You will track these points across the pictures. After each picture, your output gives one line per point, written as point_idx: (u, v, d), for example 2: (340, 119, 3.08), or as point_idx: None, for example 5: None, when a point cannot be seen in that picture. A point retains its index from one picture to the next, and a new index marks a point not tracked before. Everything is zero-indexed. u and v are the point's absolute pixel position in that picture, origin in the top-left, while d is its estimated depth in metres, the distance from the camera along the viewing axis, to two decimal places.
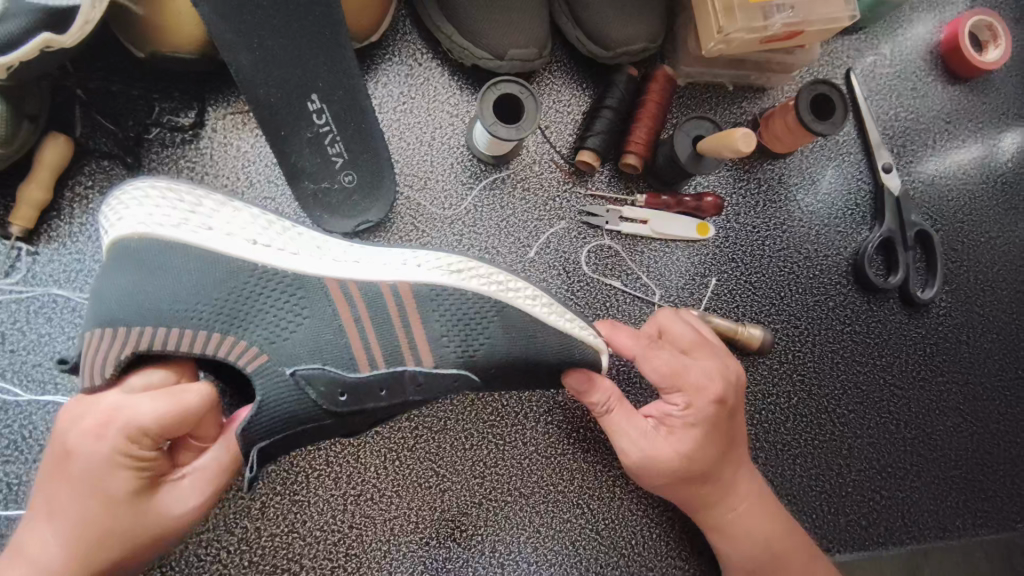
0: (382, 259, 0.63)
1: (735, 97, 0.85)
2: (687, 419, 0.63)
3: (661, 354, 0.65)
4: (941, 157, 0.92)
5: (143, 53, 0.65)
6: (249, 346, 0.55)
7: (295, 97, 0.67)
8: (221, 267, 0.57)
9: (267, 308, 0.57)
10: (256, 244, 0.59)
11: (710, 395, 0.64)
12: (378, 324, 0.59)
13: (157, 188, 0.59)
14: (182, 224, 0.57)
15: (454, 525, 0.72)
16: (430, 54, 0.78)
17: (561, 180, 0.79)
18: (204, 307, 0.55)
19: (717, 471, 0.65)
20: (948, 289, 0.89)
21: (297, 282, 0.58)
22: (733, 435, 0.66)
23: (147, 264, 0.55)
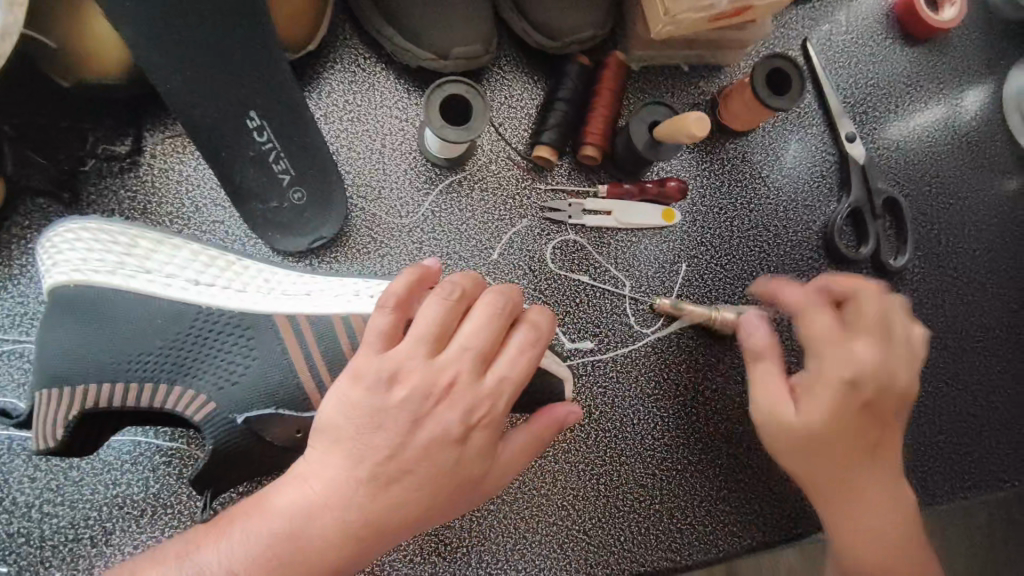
0: (334, 292, 0.61)
1: (691, 78, 0.84)
2: (817, 387, 0.53)
3: (816, 316, 0.55)
4: (904, 121, 0.91)
5: (68, 83, 0.63)
6: (195, 396, 0.55)
7: (233, 115, 0.64)
8: (165, 315, 0.57)
9: (215, 355, 0.57)
10: (198, 284, 0.59)
11: (866, 370, 0.52)
12: (332, 362, 0.58)
13: (89, 227, 0.58)
14: (118, 270, 0.57)
15: (439, 539, 0.71)
16: (373, 58, 0.75)
17: (519, 177, 0.77)
18: (149, 358, 0.55)
19: (843, 465, 0.53)
20: (920, 255, 0.88)
21: (244, 322, 0.58)
22: (869, 436, 0.54)
23: (90, 316, 0.56)
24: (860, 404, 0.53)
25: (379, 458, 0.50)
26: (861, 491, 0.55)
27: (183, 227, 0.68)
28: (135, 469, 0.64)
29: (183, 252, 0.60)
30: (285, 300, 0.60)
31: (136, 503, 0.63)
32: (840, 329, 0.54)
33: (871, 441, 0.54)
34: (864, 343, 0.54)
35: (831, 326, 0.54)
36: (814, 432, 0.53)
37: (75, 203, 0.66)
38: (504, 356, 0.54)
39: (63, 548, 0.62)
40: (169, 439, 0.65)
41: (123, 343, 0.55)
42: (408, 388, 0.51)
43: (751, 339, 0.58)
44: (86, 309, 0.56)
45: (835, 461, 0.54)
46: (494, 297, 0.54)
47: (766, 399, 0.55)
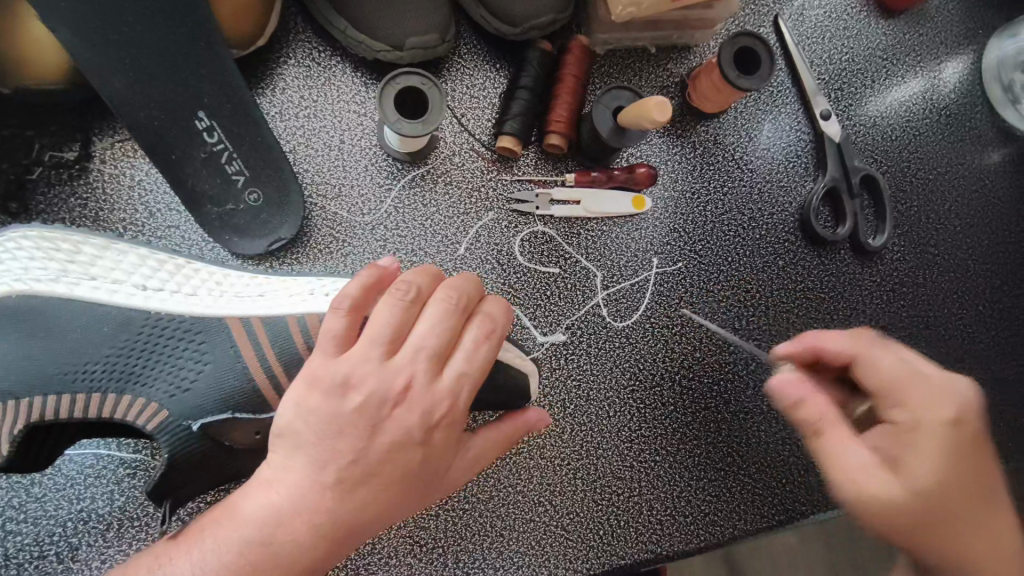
0: (289, 292, 0.59)
1: (660, 60, 0.81)
2: (919, 442, 0.53)
3: (881, 360, 0.56)
4: (881, 96, 0.89)
5: (7, 88, 0.61)
6: (145, 404, 0.54)
7: (181, 116, 0.62)
8: (113, 322, 0.56)
9: (166, 361, 0.55)
10: (147, 290, 0.58)
11: (950, 412, 0.54)
12: (289, 362, 0.56)
13: (30, 237, 0.56)
14: (61, 278, 0.56)
15: (413, 540, 0.70)
16: (328, 51, 0.73)
17: (484, 169, 0.75)
18: (97, 367, 0.54)
19: (964, 516, 0.53)
20: (899, 233, 0.87)
21: (195, 325, 0.57)
22: (972, 470, 0.54)
23: (35, 327, 0.54)
24: (962, 438, 0.54)
25: (342, 463, 0.49)
26: (983, 528, 0.53)
27: (137, 233, 0.66)
28: (98, 483, 0.63)
29: (129, 256, 0.58)
30: (238, 302, 0.59)
31: (101, 517, 0.62)
32: (905, 368, 0.56)
33: (980, 475, 0.54)
34: (938, 374, 0.56)
35: (908, 365, 0.56)
36: (924, 492, 0.52)
37: (23, 213, 0.64)
38: (461, 350, 0.51)
39: (30, 565, 0.61)
40: (131, 451, 0.64)
41: (69, 353, 0.54)
42: (366, 393, 0.49)
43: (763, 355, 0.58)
44: (30, 319, 0.55)
45: (961, 510, 0.53)
46: (447, 292, 0.51)
47: (858, 468, 0.52)
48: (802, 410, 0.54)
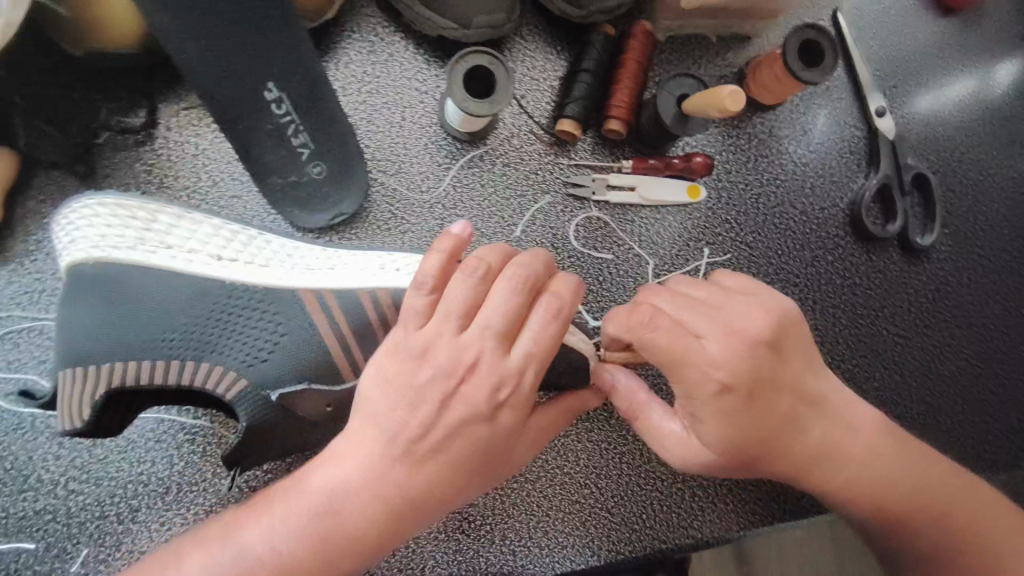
0: (359, 261, 0.60)
1: (719, 48, 0.81)
2: (700, 414, 0.50)
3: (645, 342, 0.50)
4: (935, 94, 0.88)
5: (80, 52, 0.61)
6: (225, 373, 0.54)
7: (250, 87, 0.62)
8: (190, 290, 0.56)
9: (241, 330, 0.56)
10: (220, 259, 0.58)
11: (714, 382, 0.48)
12: (360, 336, 0.58)
13: (102, 205, 0.57)
14: (137, 246, 0.56)
15: (462, 517, 0.70)
16: (392, 27, 0.72)
17: (542, 152, 0.75)
18: (177, 335, 0.55)
19: (779, 444, 0.52)
20: (946, 233, 0.87)
21: (268, 297, 0.57)
22: (785, 401, 0.51)
23: (112, 294, 0.55)
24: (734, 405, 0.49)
25: (411, 435, 0.49)
26: (815, 446, 0.53)
27: (200, 202, 0.66)
28: (158, 447, 0.64)
29: (203, 226, 0.59)
30: (308, 273, 0.59)
31: (161, 480, 0.63)
32: (665, 353, 0.49)
33: (790, 406, 0.51)
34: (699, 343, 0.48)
35: (654, 349, 0.49)
36: (722, 449, 0.51)
37: (92, 177, 0.65)
38: (528, 328, 0.50)
39: (91, 525, 0.62)
40: (191, 417, 0.64)
41: (148, 321, 0.55)
42: (437, 367, 0.49)
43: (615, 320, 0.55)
44: (107, 286, 0.55)
45: (768, 447, 0.52)
46: (516, 269, 0.50)
47: (668, 436, 0.54)
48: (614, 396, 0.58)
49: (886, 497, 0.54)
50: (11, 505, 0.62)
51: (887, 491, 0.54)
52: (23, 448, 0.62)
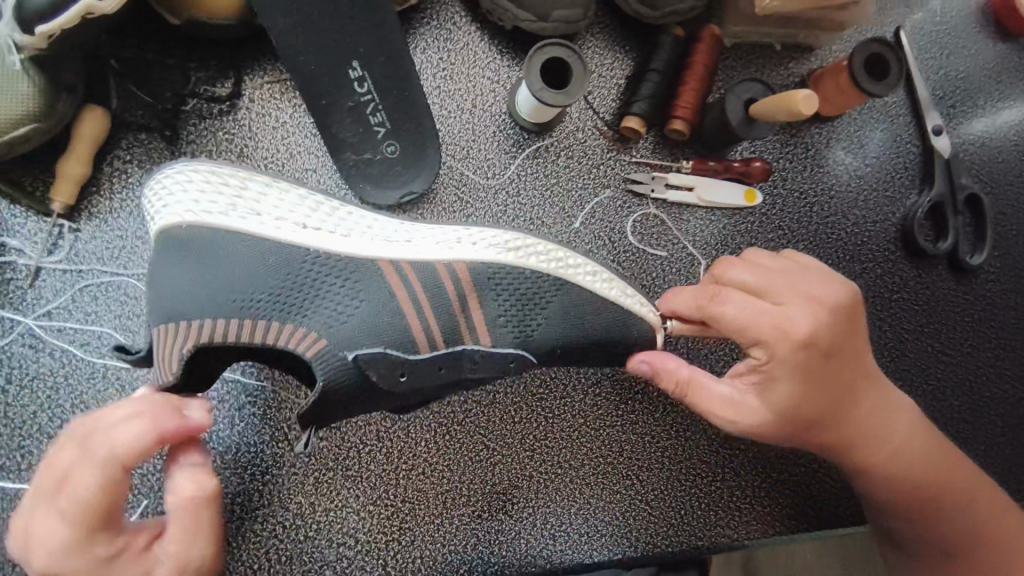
0: (434, 237, 0.64)
1: (783, 58, 0.82)
2: (776, 373, 0.56)
3: (728, 309, 0.57)
4: (991, 117, 0.89)
5: (178, 20, 0.62)
6: (307, 333, 0.56)
7: (337, 65, 0.64)
8: (280, 254, 0.59)
9: (326, 293, 0.58)
10: (306, 227, 0.61)
11: (796, 340, 0.55)
12: (436, 304, 0.61)
13: (201, 171, 0.60)
14: (229, 210, 0.59)
15: (505, 498, 0.71)
16: (469, 17, 0.75)
17: (605, 147, 0.77)
18: (264, 294, 0.56)
19: (832, 413, 0.59)
20: (996, 255, 0.87)
21: (351, 265, 0.60)
22: (847, 372, 0.59)
23: (205, 256, 0.57)
24: (814, 363, 0.56)
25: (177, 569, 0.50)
26: (865, 420, 0.61)
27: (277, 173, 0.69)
28: (223, 405, 0.68)
29: (291, 194, 0.62)
30: (387, 245, 0.63)
31: (222, 438, 0.67)
32: (753, 312, 0.56)
33: (854, 377, 0.59)
34: (784, 307, 0.56)
35: (746, 309, 0.56)
36: (784, 413, 0.57)
37: (176, 142, 0.67)
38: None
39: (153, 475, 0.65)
40: (254, 379, 0.68)
41: (240, 283, 0.56)
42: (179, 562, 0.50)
43: (684, 302, 0.61)
44: (203, 247, 0.57)
45: (827, 413, 0.58)
46: None
47: (725, 404, 0.59)
48: (657, 378, 0.62)
49: (918, 477, 0.62)
50: None
51: (916, 470, 0.62)
52: (94, 397, 0.64)
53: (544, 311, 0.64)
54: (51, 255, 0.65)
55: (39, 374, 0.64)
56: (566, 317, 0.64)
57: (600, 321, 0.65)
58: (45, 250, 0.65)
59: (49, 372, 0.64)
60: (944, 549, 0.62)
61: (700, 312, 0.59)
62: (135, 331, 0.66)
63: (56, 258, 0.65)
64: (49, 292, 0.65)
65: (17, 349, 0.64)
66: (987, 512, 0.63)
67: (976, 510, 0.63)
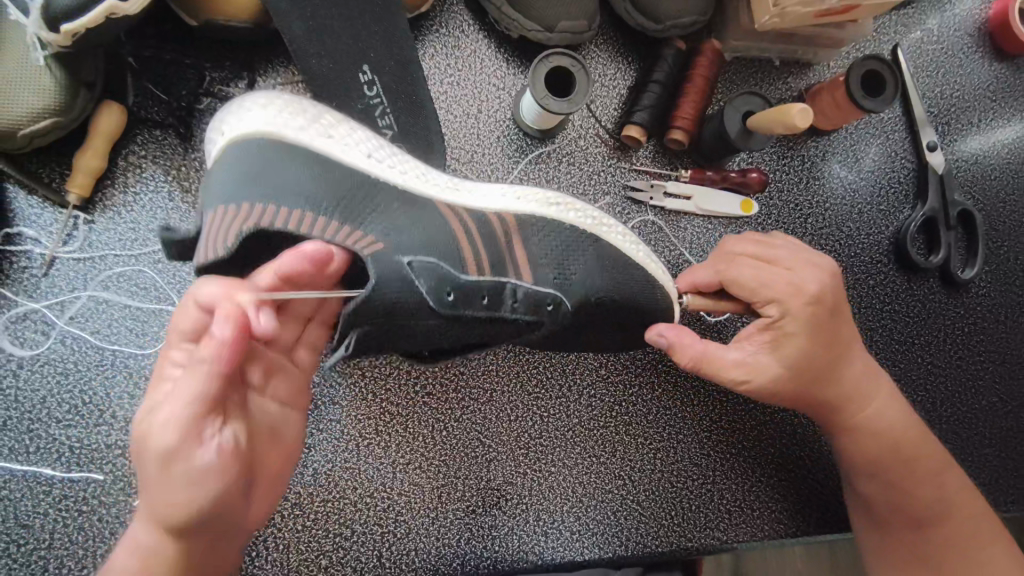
0: (487, 189, 0.65)
1: (782, 73, 0.84)
2: (789, 329, 0.60)
3: (744, 271, 0.62)
4: (985, 135, 0.91)
5: (196, 22, 0.65)
6: (365, 237, 0.52)
7: (348, 68, 0.66)
8: (344, 175, 0.56)
9: (382, 214, 0.56)
10: (370, 158, 0.59)
11: (808, 296, 0.60)
12: (486, 243, 0.61)
13: (278, 97, 0.58)
14: (304, 129, 0.57)
15: (500, 494, 0.73)
16: (477, 25, 0.77)
17: (606, 155, 0.79)
18: (326, 205, 0.53)
19: (829, 372, 0.63)
20: (987, 270, 0.89)
21: (408, 197, 0.59)
22: (844, 334, 0.64)
23: (263, 161, 0.54)
24: (821, 318, 0.60)
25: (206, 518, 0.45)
26: (855, 382, 0.66)
27: None
28: None
29: (360, 129, 0.60)
30: (439, 188, 0.62)
31: None
32: (765, 274, 0.61)
33: (849, 337, 0.64)
34: (792, 270, 0.61)
35: (758, 271, 0.61)
36: (793, 366, 0.61)
37: (189, 139, 0.69)
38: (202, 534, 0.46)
39: None
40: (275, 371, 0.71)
41: (300, 191, 0.53)
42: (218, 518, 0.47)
43: (703, 274, 0.66)
44: (265, 156, 0.54)
45: (829, 367, 0.63)
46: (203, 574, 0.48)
47: (736, 367, 0.61)
48: (677, 353, 0.62)
49: (903, 438, 0.67)
50: (85, 437, 0.65)
51: (896, 437, 0.67)
52: (102, 384, 0.66)
53: (580, 261, 0.65)
54: (65, 245, 0.67)
55: (49, 361, 0.66)
56: (598, 266, 0.65)
57: (632, 275, 0.66)
58: (60, 240, 0.67)
59: (59, 359, 0.66)
60: (912, 518, 0.67)
61: (719, 277, 0.64)
62: (145, 321, 0.68)
63: (70, 248, 0.67)
64: (61, 281, 0.67)
65: (29, 336, 0.65)
66: (950, 488, 0.67)
67: (944, 483, 0.67)
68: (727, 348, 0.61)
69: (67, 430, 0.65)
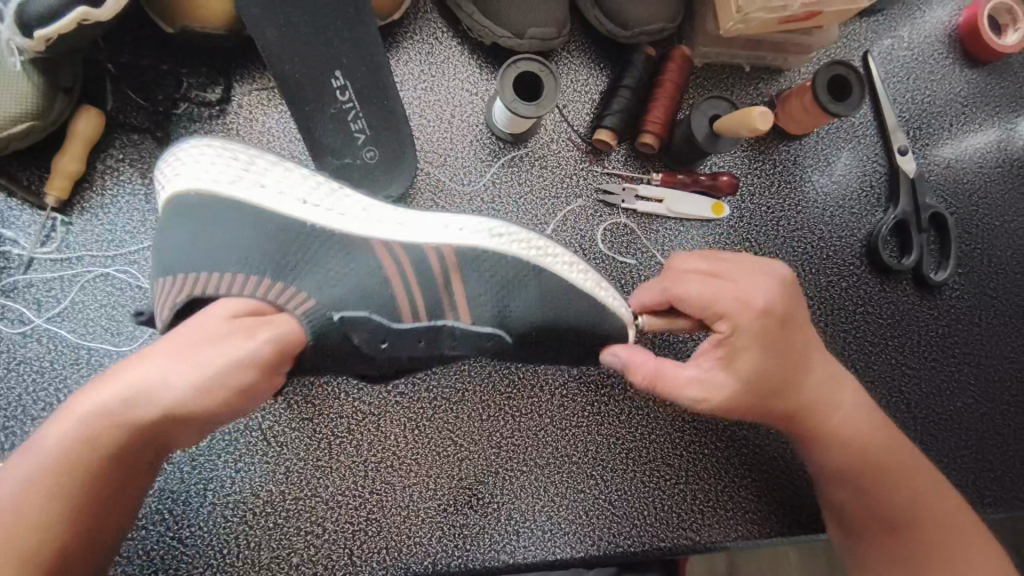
0: (427, 220, 0.66)
1: (753, 78, 0.86)
2: (742, 343, 0.60)
3: (693, 287, 0.62)
4: (957, 140, 0.92)
5: (173, 28, 0.67)
6: (298, 292, 0.56)
7: (320, 73, 0.68)
8: (275, 226, 0.59)
9: (313, 261, 0.59)
10: (305, 203, 0.62)
11: (756, 308, 0.60)
12: (421, 280, 0.62)
13: (209, 146, 0.62)
14: (236, 182, 0.61)
15: (471, 493, 0.74)
16: (450, 32, 0.79)
17: (578, 158, 0.81)
18: (253, 258, 0.57)
19: (789, 381, 0.63)
20: (961, 272, 0.90)
21: (342, 239, 0.61)
22: (800, 342, 0.63)
23: (199, 218, 0.58)
24: (772, 330, 0.60)
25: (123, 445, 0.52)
26: (816, 390, 0.65)
27: None
28: None
29: (294, 174, 0.63)
30: (379, 225, 0.64)
31: None
32: (713, 289, 0.61)
33: (806, 345, 0.64)
34: (739, 282, 0.61)
35: (706, 288, 0.61)
36: (749, 379, 0.61)
37: (167, 142, 0.71)
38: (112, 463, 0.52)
39: None
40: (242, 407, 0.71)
41: (232, 246, 0.57)
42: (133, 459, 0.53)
43: (650, 294, 0.66)
44: (200, 211, 0.59)
45: (786, 378, 0.63)
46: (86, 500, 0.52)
47: (693, 384, 0.62)
48: (631, 371, 0.64)
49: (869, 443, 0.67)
50: None
51: (863, 442, 0.67)
52: (77, 382, 0.67)
53: (521, 293, 0.65)
54: (43, 246, 0.68)
55: (25, 359, 0.67)
56: (538, 300, 0.65)
57: (574, 308, 0.65)
58: (38, 241, 0.68)
59: (36, 358, 0.67)
60: (887, 522, 0.66)
61: (666, 295, 0.64)
62: (120, 321, 0.69)
63: (48, 249, 0.68)
64: (38, 282, 0.68)
65: (6, 335, 0.67)
66: (921, 487, 0.67)
67: (916, 484, 0.67)
68: (682, 368, 0.62)
69: (42, 427, 0.66)
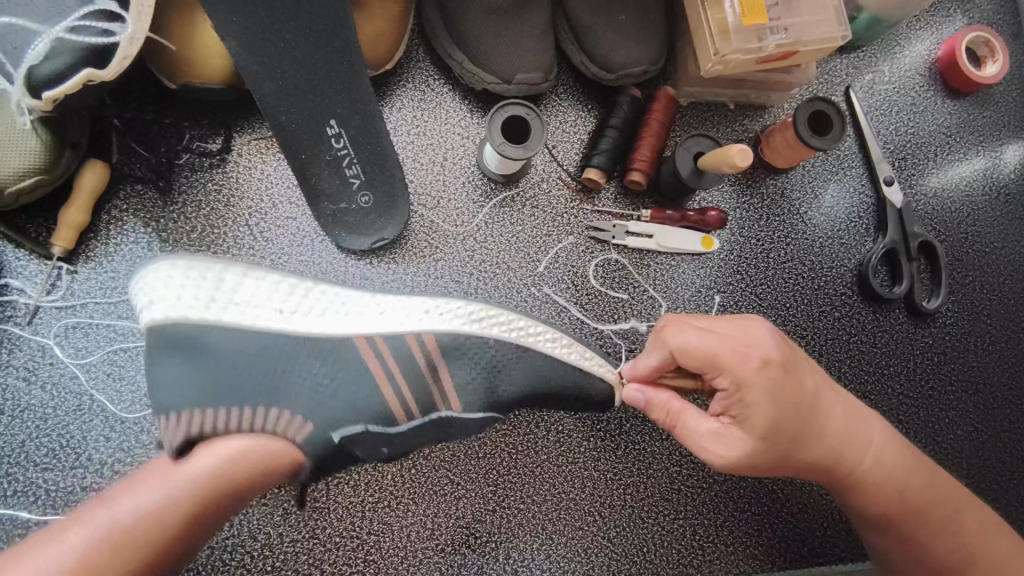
0: (402, 311, 0.67)
1: (736, 116, 0.89)
2: (748, 399, 0.58)
3: (692, 340, 0.60)
4: (943, 170, 0.94)
5: (175, 84, 0.70)
6: (294, 418, 0.59)
7: (315, 123, 0.70)
8: (258, 343, 0.60)
9: (302, 372, 0.61)
10: (283, 311, 0.63)
11: (757, 360, 0.59)
12: (406, 376, 0.64)
13: (179, 267, 0.62)
14: (208, 306, 0.61)
15: (470, 532, 0.74)
16: (442, 80, 0.82)
17: (569, 197, 0.83)
18: (246, 392, 0.57)
19: (807, 431, 0.60)
20: (953, 299, 0.90)
21: (328, 343, 0.63)
22: (810, 386, 0.61)
23: (185, 350, 0.58)
24: (779, 376, 0.59)
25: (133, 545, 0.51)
26: (840, 437, 0.62)
27: (260, 221, 0.75)
28: None
29: (266, 282, 0.64)
30: (361, 320, 0.66)
31: None
32: (711, 343, 0.60)
33: (817, 388, 0.62)
34: (737, 332, 0.61)
35: (702, 342, 0.60)
36: (767, 434, 0.58)
37: (169, 192, 0.73)
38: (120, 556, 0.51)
39: None
40: None
41: (227, 372, 0.58)
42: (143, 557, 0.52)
43: (648, 360, 0.66)
44: (185, 341, 0.58)
45: (805, 427, 0.60)
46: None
47: (710, 436, 0.61)
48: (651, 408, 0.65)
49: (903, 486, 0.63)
50: (61, 480, 0.67)
51: (901, 485, 0.63)
52: (79, 427, 0.68)
53: (509, 378, 0.68)
54: (49, 293, 0.70)
55: (29, 406, 0.68)
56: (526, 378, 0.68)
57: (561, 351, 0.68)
58: (44, 290, 0.70)
59: (39, 405, 0.68)
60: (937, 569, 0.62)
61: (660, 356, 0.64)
62: (123, 365, 0.70)
63: (53, 296, 0.70)
64: (42, 329, 0.70)
65: (12, 382, 0.68)
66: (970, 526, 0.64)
67: (961, 525, 0.63)
68: (698, 417, 0.62)
69: (45, 473, 0.67)
